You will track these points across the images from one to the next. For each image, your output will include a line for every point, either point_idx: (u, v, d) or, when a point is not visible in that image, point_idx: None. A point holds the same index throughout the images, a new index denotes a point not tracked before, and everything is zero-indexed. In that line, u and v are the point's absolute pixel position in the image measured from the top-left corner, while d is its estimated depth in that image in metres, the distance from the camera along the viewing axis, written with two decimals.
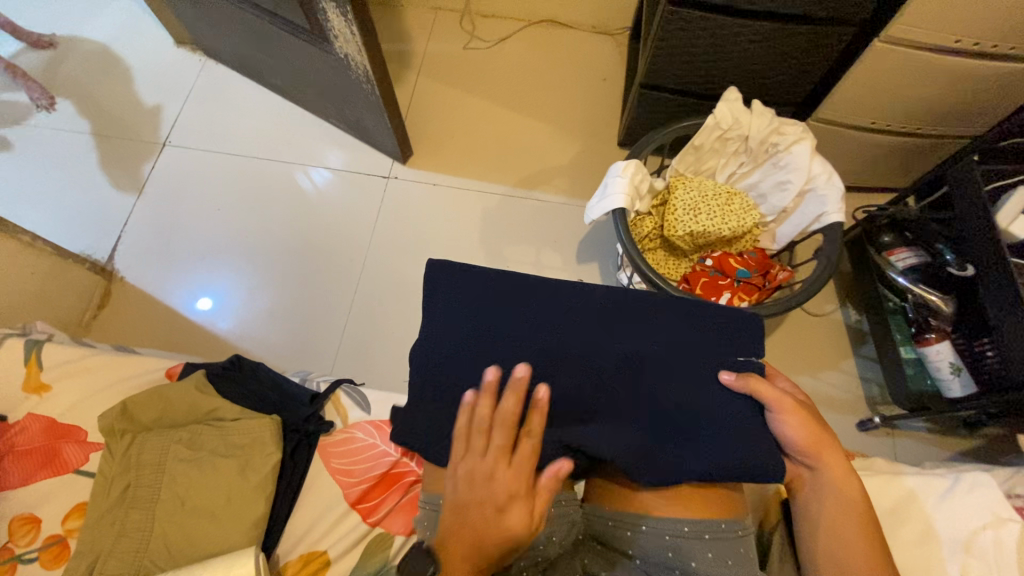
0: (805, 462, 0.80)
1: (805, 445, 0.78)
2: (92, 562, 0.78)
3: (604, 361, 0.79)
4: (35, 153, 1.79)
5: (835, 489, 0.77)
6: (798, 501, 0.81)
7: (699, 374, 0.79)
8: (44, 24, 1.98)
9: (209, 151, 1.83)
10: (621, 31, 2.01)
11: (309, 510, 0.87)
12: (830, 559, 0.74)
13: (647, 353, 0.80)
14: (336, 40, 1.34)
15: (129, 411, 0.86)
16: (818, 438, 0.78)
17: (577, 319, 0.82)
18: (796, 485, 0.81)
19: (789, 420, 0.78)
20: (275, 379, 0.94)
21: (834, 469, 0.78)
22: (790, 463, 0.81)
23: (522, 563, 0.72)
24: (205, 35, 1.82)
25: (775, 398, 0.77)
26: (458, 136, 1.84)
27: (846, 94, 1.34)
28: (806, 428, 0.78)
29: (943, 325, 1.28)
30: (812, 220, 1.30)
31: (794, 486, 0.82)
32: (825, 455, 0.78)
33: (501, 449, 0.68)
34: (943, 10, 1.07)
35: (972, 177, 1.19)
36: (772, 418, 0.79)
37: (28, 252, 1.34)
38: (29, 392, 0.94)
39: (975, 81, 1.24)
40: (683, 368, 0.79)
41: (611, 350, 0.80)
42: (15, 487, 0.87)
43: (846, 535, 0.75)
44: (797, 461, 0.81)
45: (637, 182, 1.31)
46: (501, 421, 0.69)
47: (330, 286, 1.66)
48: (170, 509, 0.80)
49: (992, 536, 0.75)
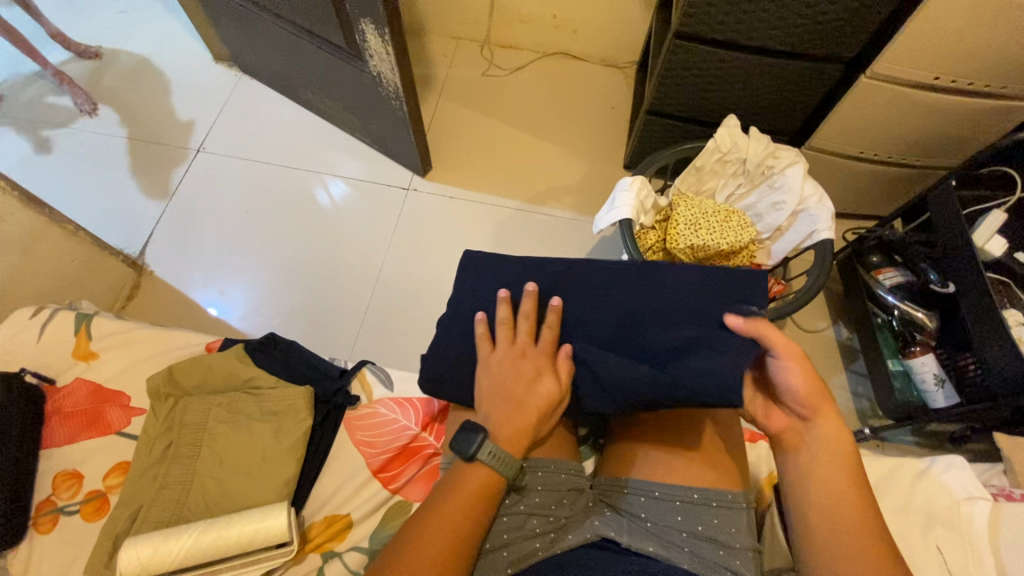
0: (801, 415, 0.87)
1: (803, 396, 0.85)
2: (134, 512, 0.84)
3: (607, 325, 0.86)
4: (75, 154, 1.90)
5: (826, 441, 0.84)
6: (788, 454, 0.86)
7: (698, 321, 0.83)
8: (91, 37, 2.13)
9: (239, 158, 1.94)
10: (629, 65, 2.16)
11: (335, 475, 0.93)
12: (826, 510, 0.79)
13: (648, 311, 0.86)
14: (372, 59, 1.47)
15: (174, 377, 0.93)
16: (816, 393, 0.85)
17: (592, 289, 0.90)
18: (788, 437, 0.87)
19: (788, 371, 0.85)
20: (307, 355, 1.01)
21: (828, 429, 0.84)
22: (788, 415, 0.88)
23: (537, 520, 0.84)
24: (244, 53, 1.96)
25: (781, 343, 0.83)
26: (474, 154, 1.96)
27: (837, 125, 1.46)
28: (806, 378, 0.85)
29: (929, 339, 1.37)
30: (804, 237, 1.40)
31: (784, 439, 0.87)
32: (818, 409, 0.85)
33: (526, 340, 0.86)
34: (922, 52, 1.20)
35: (950, 203, 1.29)
36: (777, 363, 0.85)
37: (70, 239, 1.42)
38: (78, 358, 1.02)
39: (953, 117, 1.35)
40: (680, 318, 0.84)
41: (615, 315, 0.87)
42: (61, 444, 0.94)
43: (834, 501, 0.80)
44: (794, 413, 0.87)
45: (643, 197, 1.42)
46: (523, 320, 0.87)
47: (349, 285, 1.75)
48: (209, 466, 0.87)
49: (965, 512, 0.83)
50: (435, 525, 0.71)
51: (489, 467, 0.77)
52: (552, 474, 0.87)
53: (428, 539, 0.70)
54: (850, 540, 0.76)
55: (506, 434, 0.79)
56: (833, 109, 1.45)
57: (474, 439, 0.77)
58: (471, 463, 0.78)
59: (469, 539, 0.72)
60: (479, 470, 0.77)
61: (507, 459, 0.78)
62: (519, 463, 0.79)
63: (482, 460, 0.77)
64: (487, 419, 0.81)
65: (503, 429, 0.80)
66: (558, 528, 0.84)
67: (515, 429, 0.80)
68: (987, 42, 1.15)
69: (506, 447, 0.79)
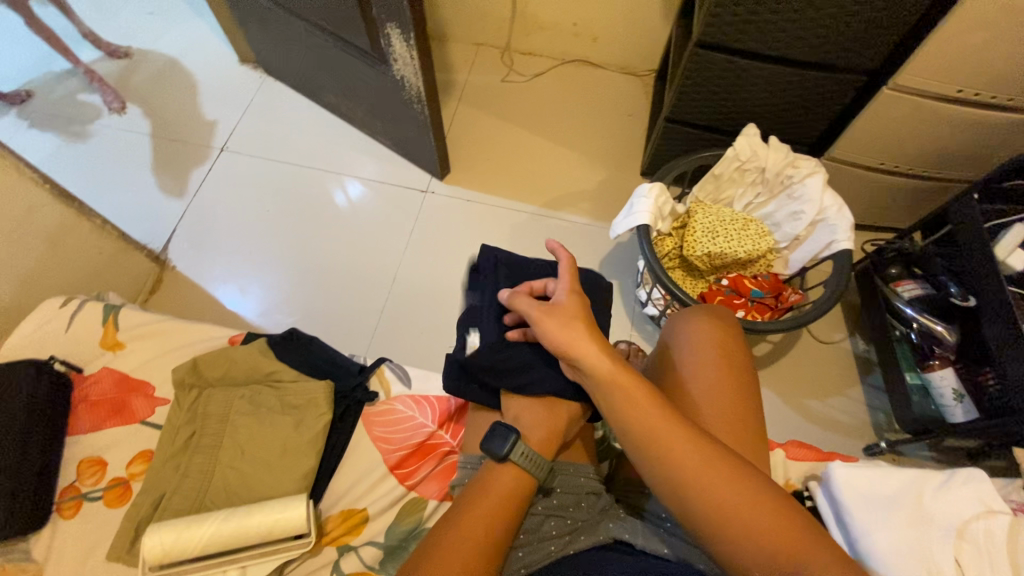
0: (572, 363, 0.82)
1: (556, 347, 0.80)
2: (158, 499, 0.86)
3: None
4: (103, 150, 1.95)
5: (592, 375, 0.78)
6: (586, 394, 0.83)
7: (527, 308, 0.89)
8: (121, 37, 2.18)
9: (261, 158, 1.98)
10: (648, 73, 2.17)
11: (353, 470, 0.94)
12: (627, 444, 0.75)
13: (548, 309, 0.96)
14: (395, 62, 1.49)
15: (198, 368, 0.95)
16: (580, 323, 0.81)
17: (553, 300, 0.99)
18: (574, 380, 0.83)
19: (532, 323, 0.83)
20: (328, 351, 1.03)
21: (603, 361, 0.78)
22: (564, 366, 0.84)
23: (555, 522, 0.84)
24: (269, 55, 2.00)
25: (525, 305, 0.84)
26: (491, 158, 1.98)
27: (857, 135, 1.46)
28: (553, 330, 0.80)
29: (947, 353, 1.35)
30: (823, 247, 1.40)
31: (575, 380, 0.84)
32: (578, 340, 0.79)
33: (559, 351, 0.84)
34: (946, 64, 1.20)
35: (973, 216, 1.28)
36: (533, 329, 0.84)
37: (98, 233, 1.46)
38: (105, 348, 1.04)
39: (976, 129, 1.34)
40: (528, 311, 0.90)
41: None
42: (87, 432, 0.96)
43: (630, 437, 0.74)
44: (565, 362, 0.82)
45: (660, 204, 1.43)
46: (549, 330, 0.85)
47: (365, 283, 1.77)
48: (232, 456, 0.88)
49: (985, 526, 0.80)
50: (473, 523, 0.72)
51: (520, 467, 0.78)
52: (572, 476, 0.87)
53: (468, 536, 0.70)
54: (670, 459, 0.70)
55: (537, 436, 0.83)
56: (853, 120, 1.45)
57: (506, 438, 0.79)
58: (502, 462, 0.79)
59: (498, 537, 0.72)
60: (509, 471, 0.78)
61: (537, 459, 0.79)
62: (547, 464, 0.80)
63: (514, 461, 0.78)
64: (517, 420, 0.86)
65: (535, 431, 0.84)
66: (574, 530, 0.84)
67: (544, 431, 0.84)
68: (1014, 54, 1.14)
69: (535, 448, 0.82)
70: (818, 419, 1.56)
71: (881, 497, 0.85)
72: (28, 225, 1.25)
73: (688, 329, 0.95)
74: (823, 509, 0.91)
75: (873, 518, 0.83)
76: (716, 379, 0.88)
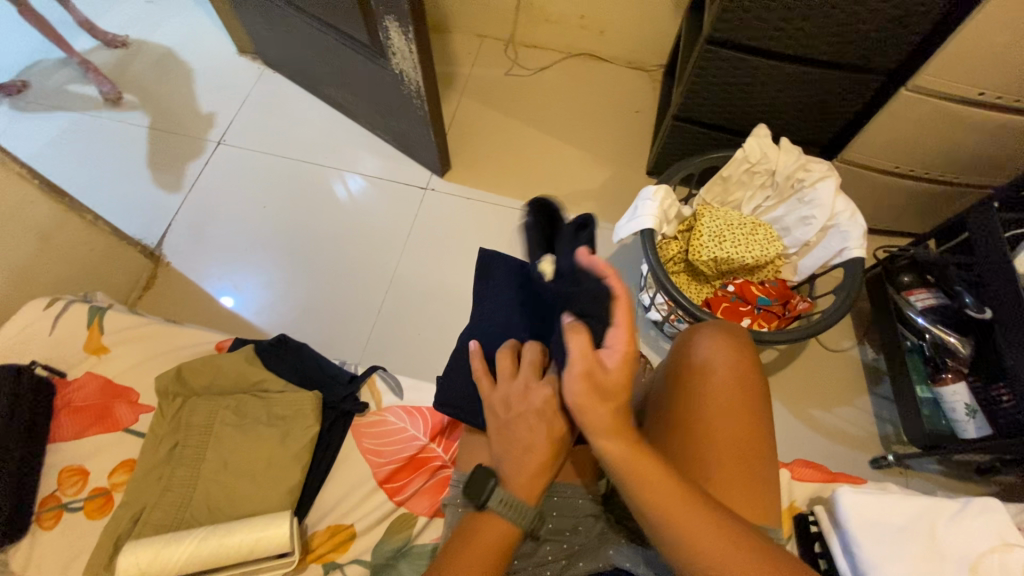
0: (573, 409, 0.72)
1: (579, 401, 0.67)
2: (138, 513, 0.83)
3: None
4: (98, 142, 1.91)
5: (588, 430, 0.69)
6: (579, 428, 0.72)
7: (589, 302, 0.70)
8: (118, 26, 2.14)
9: (259, 152, 1.94)
10: (656, 68, 2.11)
11: (341, 484, 0.91)
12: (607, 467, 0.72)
13: None
14: (394, 57, 1.45)
15: (182, 376, 0.92)
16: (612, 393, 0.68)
17: None
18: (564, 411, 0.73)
19: (577, 332, 0.68)
20: (318, 358, 0.99)
21: (600, 426, 0.68)
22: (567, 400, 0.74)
23: (550, 547, 0.82)
24: (267, 45, 1.95)
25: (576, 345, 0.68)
26: (494, 155, 1.94)
27: (872, 138, 1.40)
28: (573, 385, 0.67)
29: (961, 366, 1.31)
30: (833, 254, 1.35)
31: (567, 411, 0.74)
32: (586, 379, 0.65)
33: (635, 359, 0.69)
34: (968, 66, 1.14)
35: (992, 226, 1.22)
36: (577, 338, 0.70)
37: (90, 229, 1.43)
38: (89, 352, 1.01)
39: (998, 134, 1.29)
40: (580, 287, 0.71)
41: None
42: (68, 439, 0.93)
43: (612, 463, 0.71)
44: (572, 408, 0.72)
45: (666, 207, 1.38)
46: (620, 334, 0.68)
47: (362, 285, 1.73)
48: (215, 467, 0.86)
49: (999, 560, 0.77)
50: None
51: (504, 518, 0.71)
52: (569, 498, 0.85)
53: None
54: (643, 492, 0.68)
55: (520, 481, 0.73)
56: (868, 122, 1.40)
57: (486, 485, 0.72)
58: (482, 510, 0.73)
59: None
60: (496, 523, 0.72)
61: (520, 506, 0.72)
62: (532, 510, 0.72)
63: (493, 509, 0.72)
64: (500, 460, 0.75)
65: (517, 476, 0.73)
66: (571, 555, 0.82)
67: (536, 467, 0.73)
68: None
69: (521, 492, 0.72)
70: (823, 430, 1.52)
71: (890, 525, 0.82)
72: (18, 221, 1.21)
73: (705, 343, 0.91)
74: (828, 535, 0.87)
75: (881, 548, 0.80)
76: (729, 404, 0.84)
